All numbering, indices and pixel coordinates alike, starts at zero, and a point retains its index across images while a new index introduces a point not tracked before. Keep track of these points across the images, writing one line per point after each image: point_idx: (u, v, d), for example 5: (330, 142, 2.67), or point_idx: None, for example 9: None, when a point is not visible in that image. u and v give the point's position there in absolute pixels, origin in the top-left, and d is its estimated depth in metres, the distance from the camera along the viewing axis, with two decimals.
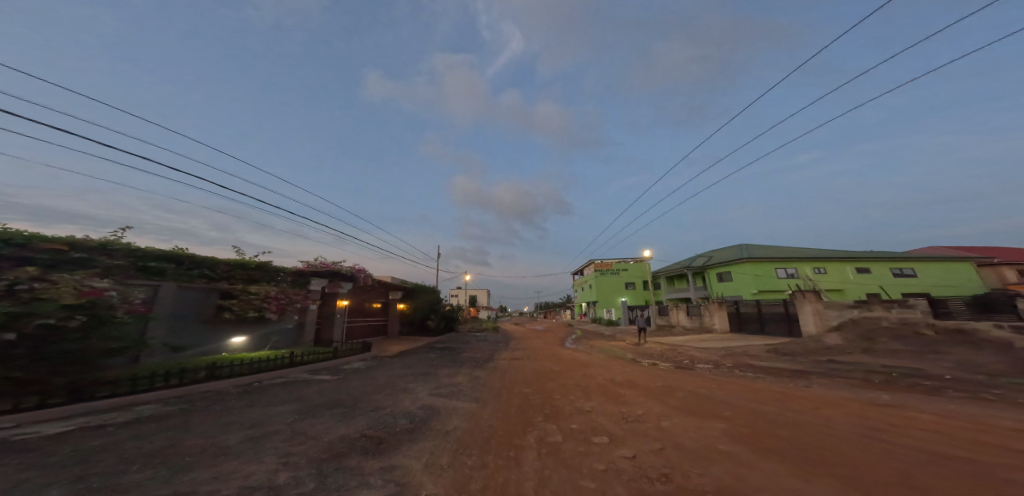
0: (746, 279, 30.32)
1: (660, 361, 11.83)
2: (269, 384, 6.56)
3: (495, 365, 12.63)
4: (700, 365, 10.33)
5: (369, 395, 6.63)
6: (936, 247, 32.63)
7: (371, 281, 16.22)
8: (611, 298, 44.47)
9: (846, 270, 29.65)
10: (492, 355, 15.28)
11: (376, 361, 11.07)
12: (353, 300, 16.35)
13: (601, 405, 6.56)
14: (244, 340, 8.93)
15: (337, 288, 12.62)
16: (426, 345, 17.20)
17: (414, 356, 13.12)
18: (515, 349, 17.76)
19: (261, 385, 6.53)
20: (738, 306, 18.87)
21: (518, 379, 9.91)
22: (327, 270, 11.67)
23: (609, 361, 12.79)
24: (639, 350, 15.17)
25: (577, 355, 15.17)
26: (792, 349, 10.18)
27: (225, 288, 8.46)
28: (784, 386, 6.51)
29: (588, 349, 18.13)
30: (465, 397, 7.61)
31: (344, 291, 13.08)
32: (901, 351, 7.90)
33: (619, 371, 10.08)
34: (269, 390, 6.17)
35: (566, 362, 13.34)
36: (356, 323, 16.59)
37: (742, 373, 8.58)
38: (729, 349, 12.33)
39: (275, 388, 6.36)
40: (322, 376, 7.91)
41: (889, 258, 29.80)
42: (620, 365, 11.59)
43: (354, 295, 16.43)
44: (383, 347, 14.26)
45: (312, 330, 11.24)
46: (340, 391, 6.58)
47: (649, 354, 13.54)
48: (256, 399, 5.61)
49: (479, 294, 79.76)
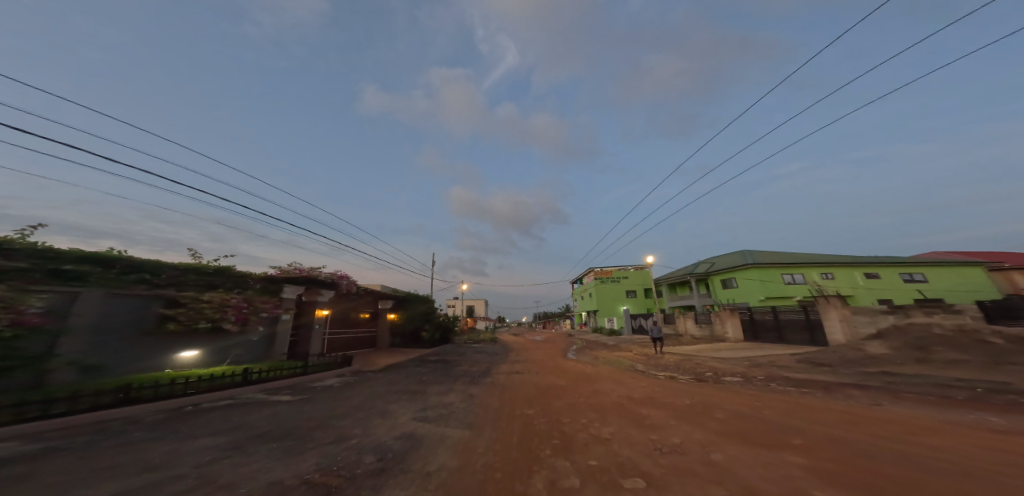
0: (752, 285, 29.28)
1: (678, 374, 10.58)
2: (206, 409, 5.22)
3: (493, 380, 11.30)
4: (726, 378, 9.10)
5: (333, 421, 5.32)
6: (943, 252, 31.91)
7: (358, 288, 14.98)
8: (612, 307, 43.17)
9: (855, 275, 28.72)
10: (489, 369, 13.92)
11: (356, 378, 9.71)
12: (336, 310, 15.05)
13: (624, 432, 5.31)
14: (196, 355, 7.69)
15: (315, 297, 11.68)
16: (418, 358, 15.79)
17: (402, 371, 11.73)
18: (515, 361, 16.35)
19: (195, 410, 5.19)
20: (751, 313, 17.70)
21: (519, 398, 8.59)
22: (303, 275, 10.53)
23: (619, 374, 11.49)
24: (651, 362, 13.90)
25: (584, 368, 13.86)
26: (828, 360, 8.99)
27: (171, 295, 7.24)
28: (848, 404, 5.29)
29: (594, 360, 16.77)
30: (455, 422, 6.30)
31: (324, 299, 12.03)
32: (968, 362, 6.74)
33: (636, 386, 8.82)
34: (202, 415, 4.88)
35: (572, 377, 11.99)
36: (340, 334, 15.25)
37: (780, 386, 7.39)
38: (752, 359, 11.12)
39: (212, 413, 5.02)
40: (283, 397, 6.51)
41: (898, 263, 28.94)
42: (634, 379, 10.32)
43: (338, 303, 15.16)
44: (368, 361, 12.89)
45: (284, 344, 9.90)
46: (296, 417, 5.27)
47: (663, 367, 12.27)
48: (176, 428, 4.28)
49: (477, 304, 78.13)
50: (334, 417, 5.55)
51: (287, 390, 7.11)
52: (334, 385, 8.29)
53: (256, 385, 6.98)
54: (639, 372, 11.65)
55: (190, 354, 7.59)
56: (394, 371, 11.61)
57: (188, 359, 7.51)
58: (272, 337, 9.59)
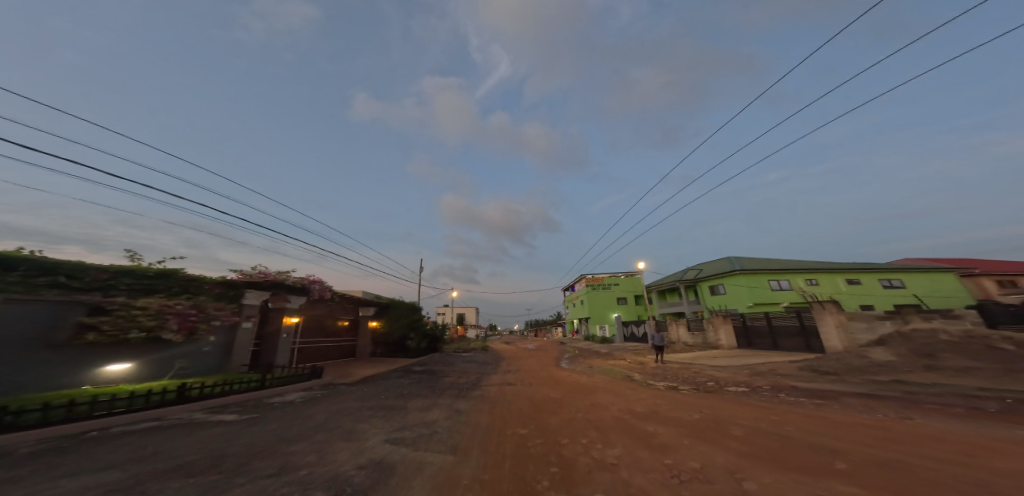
0: (740, 291, 29.46)
1: (677, 384, 10.06)
2: (118, 433, 4.29)
3: (481, 393, 10.49)
4: (729, 388, 8.61)
5: (283, 446, 4.48)
6: (917, 258, 33.11)
7: (334, 295, 13.96)
8: (603, 315, 42.90)
9: (837, 281, 29.32)
10: (478, 380, 13.07)
11: (325, 391, 8.72)
12: (309, 318, 13.92)
13: (632, 455, 4.63)
14: (128, 368, 6.72)
15: (282, 304, 11.02)
16: (402, 369, 14.77)
17: (381, 383, 10.75)
18: (506, 372, 15.52)
19: (103, 435, 4.25)
20: (745, 319, 17.51)
21: (510, 414, 7.80)
22: (268, 281, 10.00)
23: (616, 385, 10.89)
24: (647, 371, 13.36)
25: (578, 379, 13.17)
26: (833, 368, 8.63)
27: (96, 301, 6.32)
28: (873, 417, 4.81)
29: (588, 370, 16.12)
30: (438, 444, 5.50)
31: (293, 306, 11.47)
32: (981, 369, 6.43)
33: (636, 399, 8.19)
34: (111, 442, 3.94)
35: (567, 388, 11.29)
36: (314, 344, 14.16)
37: (790, 397, 6.92)
38: (752, 368, 10.73)
39: (126, 439, 4.08)
40: (226, 416, 5.54)
41: (878, 269, 29.73)
42: (632, 390, 9.73)
43: (312, 311, 14.08)
44: (345, 373, 11.83)
45: (243, 353, 9.17)
46: (236, 442, 4.39)
47: (661, 376, 11.71)
48: (66, 460, 3.38)
49: (467, 312, 76.68)
50: (286, 440, 4.69)
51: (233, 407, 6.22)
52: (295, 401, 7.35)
53: (198, 403, 6.02)
54: (637, 383, 11.05)
55: (121, 367, 6.63)
56: (372, 383, 10.60)
57: (117, 372, 6.55)
58: (229, 347, 8.85)
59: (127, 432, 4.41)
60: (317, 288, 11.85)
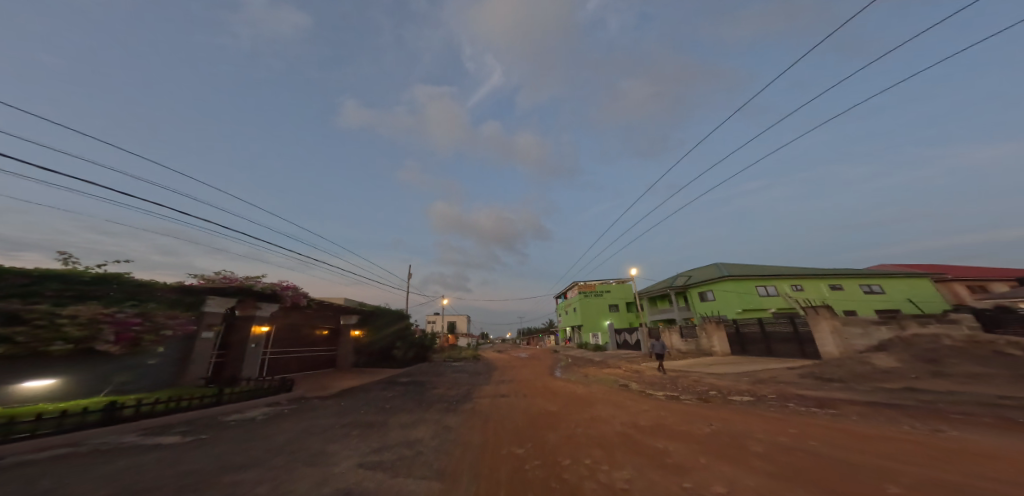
0: (729, 297, 29.67)
1: (677, 393, 9.67)
2: (15, 466, 3.46)
3: (472, 407, 9.81)
4: (732, 397, 8.25)
5: (223, 476, 3.70)
6: (894, 265, 34.32)
7: (312, 302, 13.09)
8: (594, 322, 42.61)
9: (821, 287, 29.96)
10: (469, 392, 12.33)
11: (297, 408, 7.92)
12: (282, 327, 13.03)
13: (644, 477, 4.11)
14: (52, 383, 5.77)
15: (249, 312, 10.54)
16: (386, 380, 13.87)
17: (363, 397, 9.92)
18: (497, 382, 14.80)
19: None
20: (738, 325, 17.41)
21: (505, 430, 7.17)
22: (232, 287, 9.45)
23: (614, 396, 10.40)
24: (645, 379, 12.95)
25: (575, 389, 12.64)
26: (835, 375, 8.39)
27: (9, 309, 5.29)
28: (900, 430, 4.45)
29: (582, 379, 15.59)
30: (424, 469, 4.84)
31: (261, 314, 10.87)
32: (991, 377, 6.27)
33: (638, 412, 7.72)
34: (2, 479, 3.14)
35: (564, 400, 10.72)
36: (286, 355, 13.24)
37: (799, 407, 6.58)
38: (752, 375, 10.44)
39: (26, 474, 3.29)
40: (167, 438, 4.78)
41: (859, 275, 30.56)
42: (632, 400, 9.26)
43: (285, 319, 13.15)
44: (323, 387, 10.93)
45: (201, 365, 8.63)
46: (167, 474, 3.63)
47: (660, 385, 11.32)
48: None
49: (457, 321, 75.19)
50: (230, 468, 3.96)
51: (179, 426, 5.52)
52: (260, 421, 6.55)
53: (131, 424, 5.09)
54: (636, 393, 10.61)
55: (42, 383, 5.66)
56: (353, 397, 9.78)
57: (37, 390, 5.60)
58: (185, 358, 8.35)
59: (26, 462, 3.57)
60: (290, 295, 10.96)
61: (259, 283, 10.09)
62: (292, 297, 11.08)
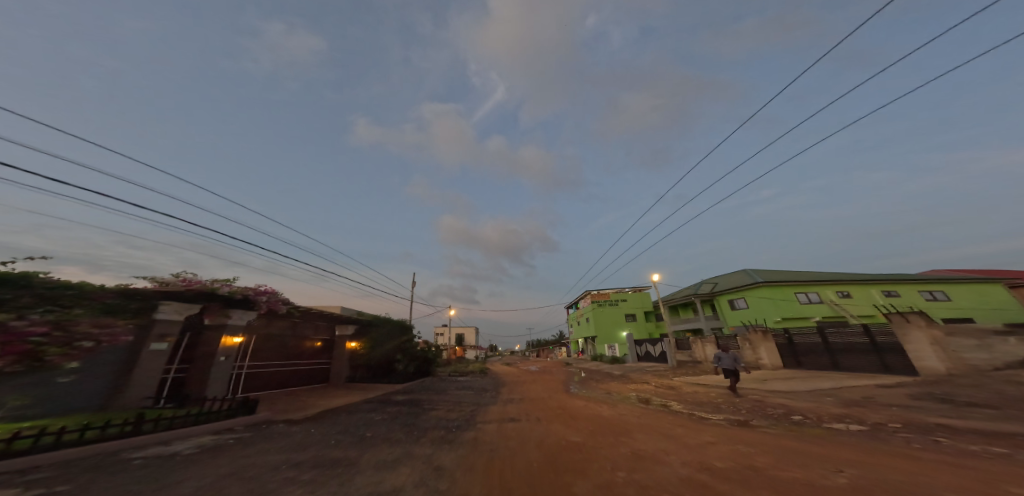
0: (765, 304, 26.70)
1: (743, 418, 7.43)
2: None
3: (475, 437, 7.79)
4: (832, 424, 6.02)
5: None
6: (953, 270, 30.62)
7: (298, 307, 11.51)
8: (611, 333, 39.83)
9: (872, 293, 26.67)
10: (474, 415, 10.29)
11: (252, 436, 6.10)
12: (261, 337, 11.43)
13: None
14: None
15: (220, 321, 9.04)
16: (379, 398, 12.01)
17: (341, 422, 8.07)
18: (507, 402, 12.69)
19: None
20: (790, 336, 14.82)
21: (516, 477, 5.15)
22: (190, 291, 7.90)
23: (658, 420, 8.22)
24: (686, 398, 10.64)
25: (600, 410, 10.46)
26: (981, 401, 6.04)
27: None
28: None
29: (606, 396, 13.34)
30: None
31: (234, 323, 9.27)
32: None
33: (703, 445, 5.57)
34: None
35: (590, 426, 8.59)
36: (265, 369, 11.60)
37: (969, 445, 4.34)
38: (838, 397, 8.09)
39: None
40: None
41: (915, 281, 27.24)
42: (684, 428, 7.06)
43: (266, 327, 11.58)
44: (300, 408, 9.14)
45: (146, 382, 7.14)
46: None
47: (709, 405, 9.07)
48: None
49: (467, 332, 72.95)
50: None
51: (44, 471, 3.75)
52: (183, 459, 4.68)
53: None
54: (683, 415, 8.40)
55: None
56: (330, 421, 7.92)
57: None
58: (124, 373, 6.93)
59: None
60: (265, 302, 9.40)
61: (227, 287, 8.55)
62: (268, 303, 9.55)
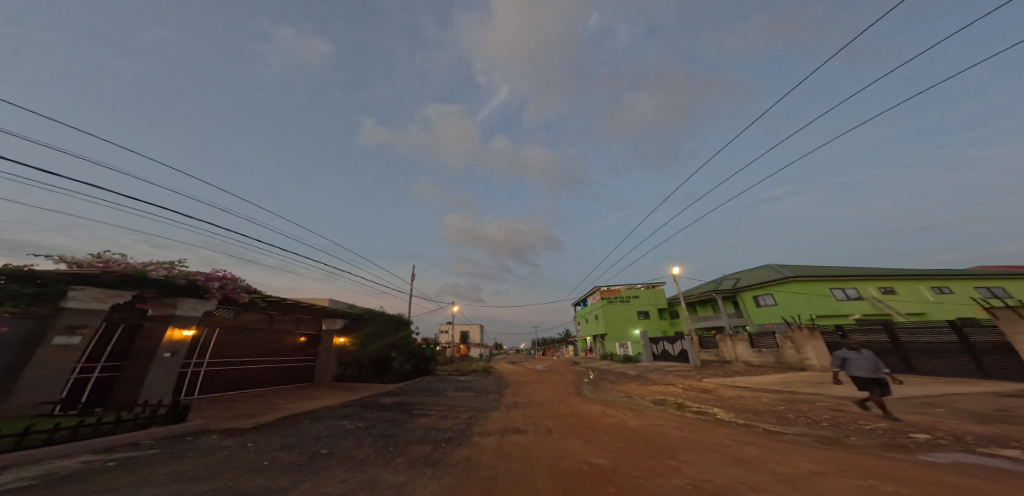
0: (797, 300, 24.28)
1: (832, 435, 5.47)
2: None
3: (469, 458, 5.98)
4: (996, 454, 4.04)
5: None
6: (1006, 267, 27.78)
7: (269, 295, 9.87)
8: (623, 331, 37.72)
9: (920, 289, 24.02)
10: (472, 424, 8.52)
11: (151, 456, 4.45)
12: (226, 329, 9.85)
13: None
14: None
15: (165, 312, 7.54)
16: (364, 401, 10.32)
17: (300, 431, 6.35)
18: (512, 407, 10.87)
19: None
20: (845, 334, 12.62)
21: None
22: (113, 275, 6.35)
23: (709, 434, 6.26)
24: (732, 404, 8.63)
25: (624, 418, 8.55)
26: None
27: None
28: None
29: (627, 401, 11.41)
30: None
31: (181, 314, 7.68)
32: None
33: (811, 483, 3.63)
34: None
35: (617, 441, 6.68)
36: (232, 368, 10.01)
37: None
38: (955, 409, 6.05)
39: None
40: None
41: (968, 276, 24.55)
42: (758, 449, 5.08)
43: (233, 318, 10.00)
44: (257, 413, 7.46)
45: (46, 385, 5.64)
46: None
47: (772, 416, 7.05)
48: None
49: (472, 329, 71.53)
50: None
51: None
52: None
53: None
54: (745, 428, 6.42)
55: None
56: (283, 431, 6.20)
57: None
58: (6, 377, 5.33)
59: None
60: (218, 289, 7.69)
61: (164, 269, 6.95)
62: (222, 291, 7.85)
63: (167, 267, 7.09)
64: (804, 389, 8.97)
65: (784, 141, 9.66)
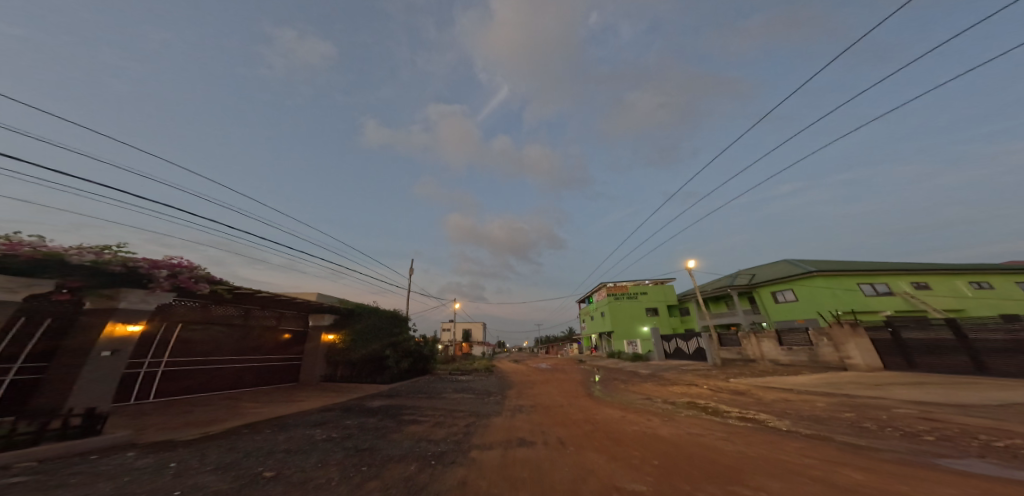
0: (821, 296, 22.67)
1: (951, 456, 4.09)
2: None
3: (466, 484, 4.65)
4: None
5: None
6: None
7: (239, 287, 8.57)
8: (630, 328, 36.29)
9: (957, 284, 22.38)
10: (472, 434, 7.21)
11: (10, 488, 3.17)
12: (188, 324, 8.52)
13: None
14: None
15: (105, 305, 6.10)
16: (349, 403, 9.06)
17: (252, 444, 5.06)
18: (518, 412, 9.54)
19: None
20: (896, 331, 11.14)
21: None
22: (22, 261, 5.07)
23: (777, 450, 4.87)
24: (782, 410, 7.20)
25: (651, 426, 7.18)
26: None
27: None
28: None
29: (648, 403, 10.08)
30: None
31: (124, 307, 6.29)
32: None
33: None
34: None
35: (650, 459, 5.32)
36: (196, 371, 8.66)
37: None
38: None
39: None
40: None
41: (1009, 270, 22.93)
42: (865, 476, 3.70)
43: (197, 313, 8.62)
44: (212, 420, 6.20)
45: None
46: None
47: (845, 427, 5.63)
48: None
49: (474, 327, 70.36)
50: None
51: None
52: None
53: None
54: (819, 444, 5.00)
55: None
56: (230, 443, 4.93)
57: None
58: None
59: None
60: (166, 279, 6.49)
61: (92, 253, 5.73)
62: (173, 281, 6.63)
63: (98, 251, 5.88)
64: (867, 395, 7.52)
65: (839, 106, 8.19)
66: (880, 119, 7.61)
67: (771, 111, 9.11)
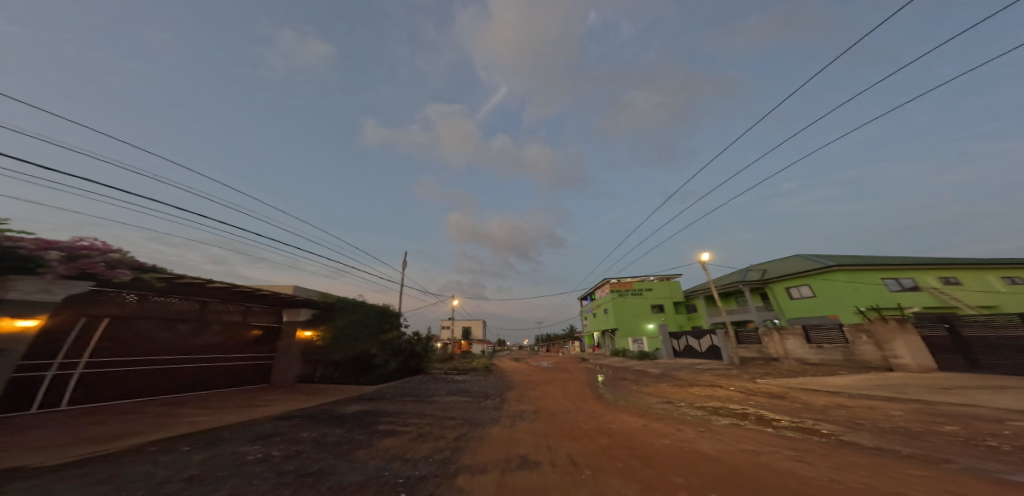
0: (842, 291, 21.21)
1: None
2: None
3: None
4: None
5: None
6: None
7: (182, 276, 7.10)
8: (635, 325, 34.88)
9: (989, 280, 21.03)
10: (461, 453, 5.73)
11: None
12: (117, 319, 7.04)
13: None
14: None
15: None
16: (318, 410, 7.59)
17: (151, 467, 3.64)
18: (519, 420, 8.08)
19: None
20: (954, 326, 9.69)
21: None
22: None
23: (885, 481, 3.44)
24: (850, 421, 5.73)
25: (687, 440, 5.71)
26: None
27: None
28: None
29: (671, 408, 8.66)
30: None
31: (14, 295, 5.02)
32: None
33: None
34: None
35: (702, 489, 3.86)
36: (129, 375, 7.15)
37: None
38: None
39: None
40: None
41: None
42: None
43: (127, 307, 7.15)
44: (121, 434, 4.76)
45: None
46: None
47: (960, 446, 4.16)
48: None
49: (473, 324, 69.02)
50: None
51: None
52: None
53: None
54: (945, 473, 3.55)
55: None
56: (114, 468, 3.47)
57: None
58: None
59: None
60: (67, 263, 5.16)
61: None
62: (77, 266, 5.32)
63: None
64: (952, 403, 6.05)
65: (908, 65, 6.91)
66: (966, 73, 6.27)
67: (819, 76, 7.89)
